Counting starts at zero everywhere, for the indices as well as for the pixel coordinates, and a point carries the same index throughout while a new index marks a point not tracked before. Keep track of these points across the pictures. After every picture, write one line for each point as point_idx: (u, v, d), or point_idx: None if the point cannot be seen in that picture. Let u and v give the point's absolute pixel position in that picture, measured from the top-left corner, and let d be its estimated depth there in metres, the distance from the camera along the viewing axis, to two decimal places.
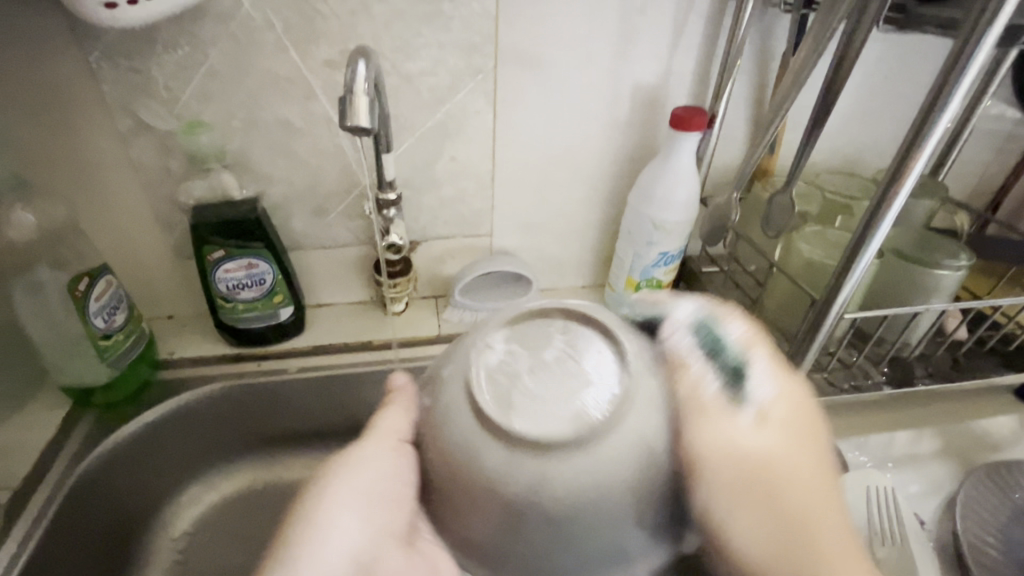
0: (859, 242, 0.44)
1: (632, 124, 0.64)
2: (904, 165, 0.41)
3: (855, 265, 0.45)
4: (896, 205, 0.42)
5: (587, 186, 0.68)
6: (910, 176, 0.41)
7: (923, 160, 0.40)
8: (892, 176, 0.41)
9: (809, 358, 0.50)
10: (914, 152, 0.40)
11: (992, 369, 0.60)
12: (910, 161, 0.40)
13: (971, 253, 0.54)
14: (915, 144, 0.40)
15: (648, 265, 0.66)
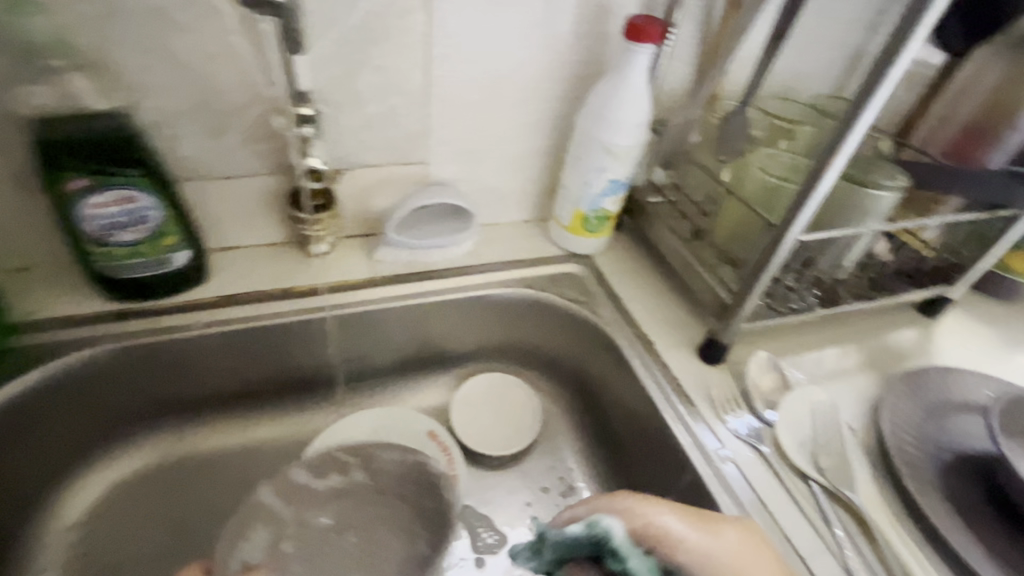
0: (823, 163, 0.42)
1: (583, 36, 0.57)
2: (878, 76, 0.38)
3: (817, 188, 0.43)
4: (867, 118, 0.40)
5: (531, 108, 0.62)
6: (884, 87, 0.38)
7: (902, 64, 0.37)
8: (867, 85, 0.39)
9: (763, 283, 0.50)
10: (889, 64, 0.38)
11: (903, 287, 0.65)
12: (887, 66, 0.38)
13: (907, 174, 0.55)
14: (891, 54, 0.38)
15: (597, 195, 0.62)
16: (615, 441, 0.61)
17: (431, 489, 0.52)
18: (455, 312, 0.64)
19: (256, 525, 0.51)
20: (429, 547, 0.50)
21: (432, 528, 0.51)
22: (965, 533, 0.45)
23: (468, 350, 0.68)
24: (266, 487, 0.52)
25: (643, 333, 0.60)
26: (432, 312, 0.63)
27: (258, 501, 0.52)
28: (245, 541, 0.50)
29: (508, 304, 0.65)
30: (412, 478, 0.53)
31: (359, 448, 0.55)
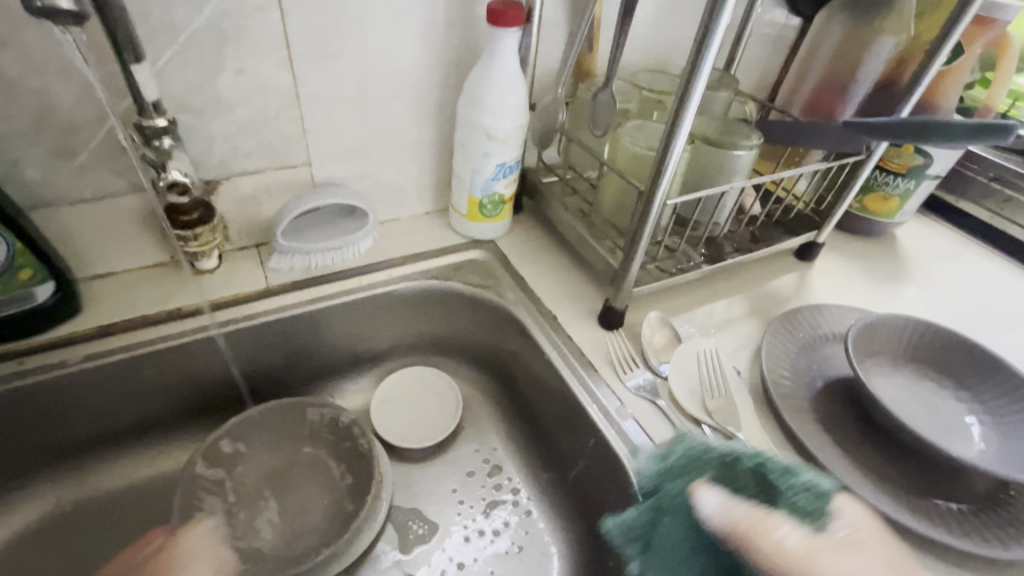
0: (672, 129, 0.45)
1: (451, 24, 0.57)
2: (703, 42, 0.41)
3: (671, 152, 0.46)
4: (700, 84, 0.43)
5: (412, 100, 0.61)
6: (707, 56, 0.41)
7: (721, 31, 0.40)
8: (696, 52, 0.42)
9: (642, 247, 0.53)
10: (710, 32, 0.40)
11: (778, 237, 0.71)
12: (709, 35, 0.40)
13: (761, 133, 0.59)
14: (709, 22, 0.40)
15: (487, 179, 0.63)
16: (533, 415, 0.63)
17: (354, 452, 0.59)
18: (362, 313, 0.64)
19: (199, 496, 0.55)
20: (344, 511, 0.57)
21: (352, 495, 0.57)
22: (836, 451, 0.50)
23: (383, 348, 0.68)
24: (197, 458, 0.55)
25: (547, 309, 0.62)
26: (337, 315, 0.62)
27: (195, 475, 0.55)
28: (199, 511, 0.54)
29: (416, 297, 0.65)
30: (335, 432, 0.60)
31: (256, 423, 0.59)
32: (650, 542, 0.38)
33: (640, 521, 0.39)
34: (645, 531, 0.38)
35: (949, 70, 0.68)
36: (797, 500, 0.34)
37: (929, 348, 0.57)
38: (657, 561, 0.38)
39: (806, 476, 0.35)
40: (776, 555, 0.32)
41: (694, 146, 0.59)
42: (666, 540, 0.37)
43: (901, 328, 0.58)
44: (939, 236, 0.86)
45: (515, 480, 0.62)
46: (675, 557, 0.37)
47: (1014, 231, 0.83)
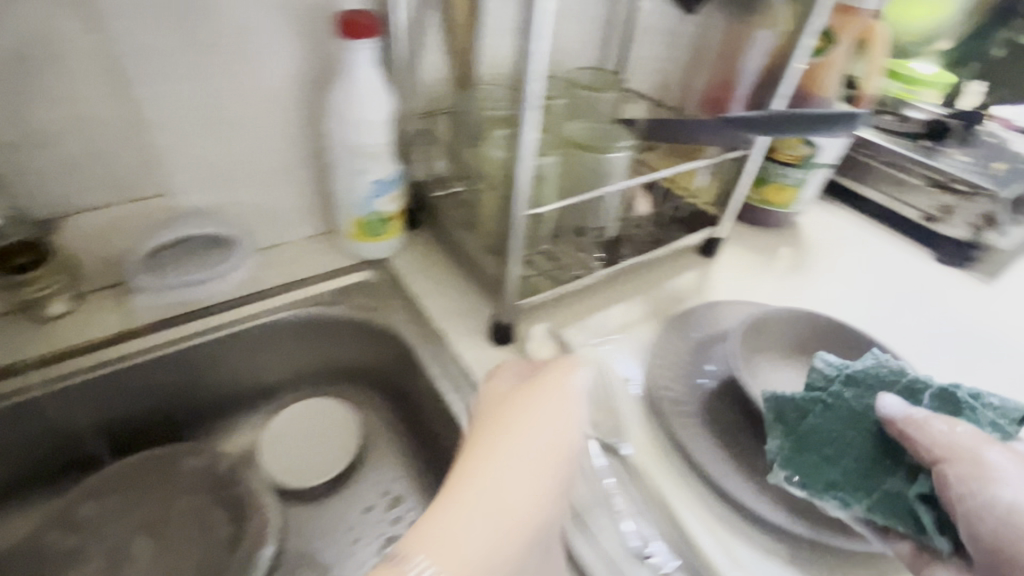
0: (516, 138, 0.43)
1: (303, 40, 0.54)
2: (527, 47, 0.39)
3: (522, 162, 0.44)
4: (534, 90, 0.41)
5: (274, 121, 0.58)
6: (534, 65, 0.39)
7: (542, 34, 0.38)
8: (523, 57, 0.40)
9: (515, 260, 0.51)
10: (531, 36, 0.38)
11: (676, 235, 0.71)
12: (531, 40, 0.38)
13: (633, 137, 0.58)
14: (528, 26, 0.38)
15: (365, 198, 0.60)
16: (430, 440, 0.60)
17: (228, 499, 0.57)
18: (249, 347, 0.60)
19: None
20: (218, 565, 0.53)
21: (228, 545, 0.54)
22: (720, 455, 0.49)
23: (273, 382, 0.64)
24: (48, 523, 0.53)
25: (435, 329, 0.59)
26: (217, 351, 0.58)
27: (45, 540, 0.53)
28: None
29: (299, 327, 0.62)
30: (207, 480, 0.58)
31: (119, 481, 0.56)
32: (801, 428, 0.44)
33: (805, 404, 0.45)
34: (801, 416, 0.45)
35: (822, 62, 0.70)
36: (999, 419, 0.41)
37: (810, 340, 0.57)
38: (799, 441, 0.44)
39: (988, 399, 0.42)
40: (950, 442, 0.37)
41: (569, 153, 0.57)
42: (815, 428, 0.44)
43: (783, 324, 0.57)
44: (841, 222, 0.88)
45: (414, 511, 0.59)
46: (830, 437, 0.42)
47: (909, 212, 0.84)
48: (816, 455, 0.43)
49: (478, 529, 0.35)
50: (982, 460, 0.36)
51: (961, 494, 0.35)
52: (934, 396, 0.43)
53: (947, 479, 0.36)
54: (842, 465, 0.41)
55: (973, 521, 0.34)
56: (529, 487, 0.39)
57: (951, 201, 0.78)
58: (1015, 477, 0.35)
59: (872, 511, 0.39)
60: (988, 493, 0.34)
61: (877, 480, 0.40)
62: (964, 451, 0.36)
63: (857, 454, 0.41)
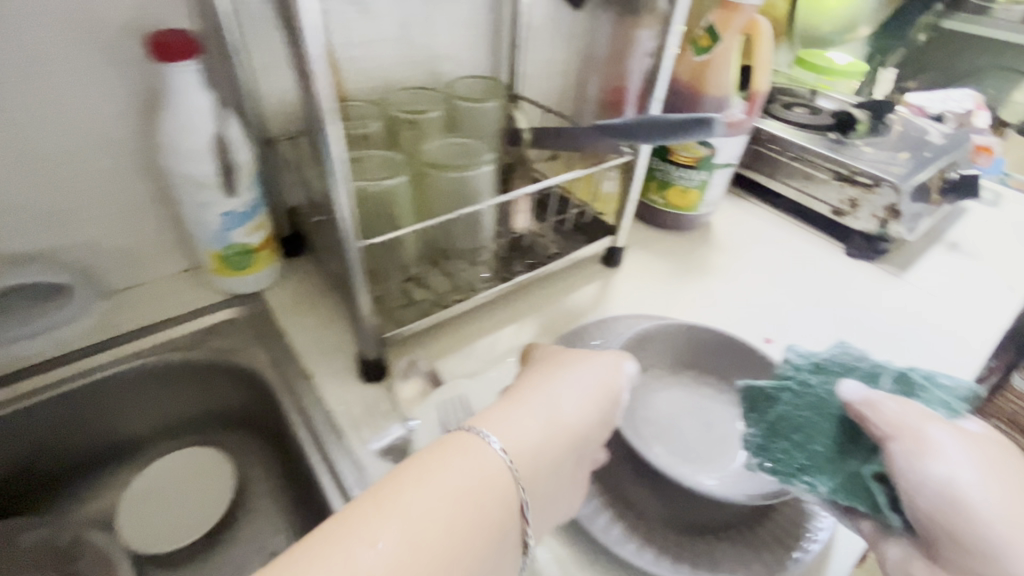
0: (325, 164, 0.39)
1: (121, 63, 0.49)
2: (306, 65, 0.34)
3: (338, 190, 0.40)
4: (329, 111, 0.36)
5: (104, 155, 0.52)
6: (319, 85, 0.35)
7: (318, 47, 0.34)
8: (305, 77, 0.35)
9: (364, 292, 0.47)
10: (306, 52, 0.34)
11: (573, 246, 0.68)
12: (308, 57, 0.34)
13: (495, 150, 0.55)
14: (298, 41, 0.33)
15: (219, 231, 0.55)
16: (302, 489, 0.55)
17: None
18: (108, 396, 0.55)
19: None
20: None
21: None
22: (593, 491, 0.45)
23: (137, 436, 0.59)
24: None
25: (301, 368, 0.55)
26: (62, 406, 0.53)
27: None
28: None
29: (156, 375, 0.57)
30: None
31: None
32: (771, 417, 0.41)
33: (777, 392, 0.41)
34: (772, 408, 0.41)
35: (709, 61, 0.68)
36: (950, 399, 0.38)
37: (693, 357, 0.55)
38: (769, 430, 0.41)
39: (943, 384, 0.39)
40: (894, 419, 0.34)
41: (421, 174, 0.54)
42: (784, 415, 0.40)
43: (665, 342, 0.54)
44: (755, 220, 0.86)
45: None
46: (800, 423, 0.39)
47: (819, 207, 0.82)
48: (783, 443, 0.40)
49: (537, 430, 0.38)
50: (925, 436, 0.32)
51: (903, 469, 0.32)
52: (894, 385, 0.40)
53: (893, 456, 0.33)
54: (809, 450, 0.38)
55: (914, 493, 0.31)
56: (577, 415, 0.40)
57: (855, 194, 0.77)
58: (961, 453, 0.31)
59: (834, 494, 0.36)
60: (931, 472, 0.31)
61: (842, 463, 0.37)
62: (911, 426, 0.33)
63: (824, 440, 0.38)
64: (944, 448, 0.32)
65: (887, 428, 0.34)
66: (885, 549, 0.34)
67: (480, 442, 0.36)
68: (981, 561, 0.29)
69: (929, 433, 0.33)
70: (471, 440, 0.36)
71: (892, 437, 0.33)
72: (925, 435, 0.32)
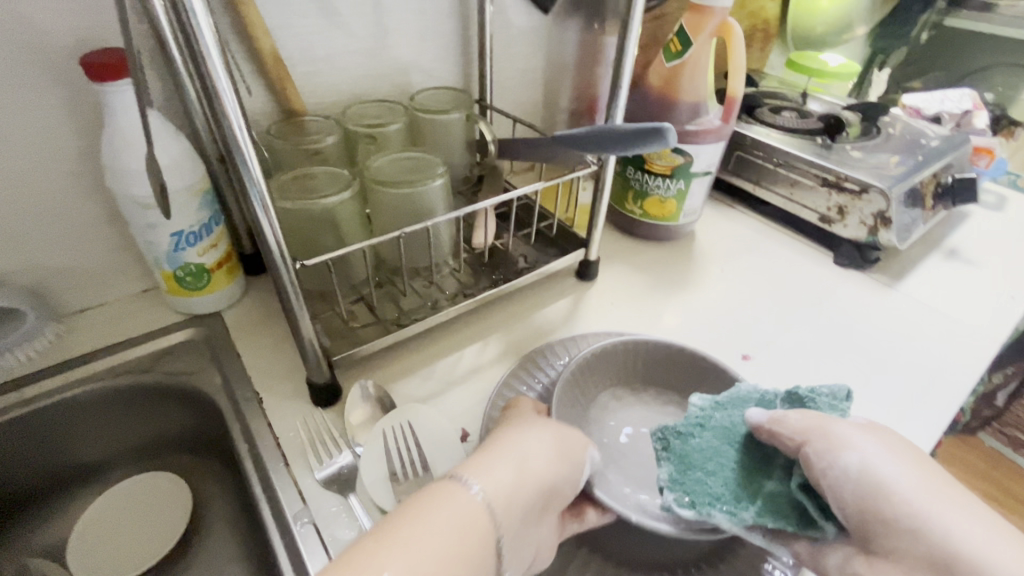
0: (247, 185, 0.37)
1: (60, 83, 0.48)
2: (210, 80, 0.33)
3: (262, 210, 0.39)
4: (239, 128, 0.35)
5: (48, 177, 0.51)
6: (225, 103, 0.34)
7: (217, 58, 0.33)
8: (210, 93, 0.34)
9: (304, 316, 0.45)
10: (208, 68, 0.33)
11: (543, 260, 0.65)
12: (213, 73, 0.33)
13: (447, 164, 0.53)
14: (201, 56, 0.32)
15: (170, 252, 0.54)
16: (254, 519, 0.53)
17: None
18: (76, 421, 0.55)
19: None
20: None
21: None
22: None
23: (89, 462, 0.58)
24: None
25: (253, 393, 0.53)
26: (21, 428, 0.52)
27: None
28: None
29: (107, 400, 0.55)
30: None
31: None
32: (682, 451, 0.41)
33: (686, 426, 0.42)
34: (685, 442, 0.41)
35: (686, 62, 0.65)
36: (824, 401, 0.40)
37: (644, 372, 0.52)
38: (682, 463, 0.41)
39: (822, 387, 0.41)
40: (797, 428, 0.37)
41: (370, 191, 0.52)
42: (697, 448, 0.41)
43: (623, 361, 0.51)
44: (741, 229, 0.83)
45: None
46: (713, 454, 0.40)
47: (806, 215, 0.78)
48: (698, 473, 0.40)
49: (510, 475, 0.36)
50: (829, 432, 0.35)
51: (823, 468, 0.34)
52: (783, 401, 0.42)
53: (806, 458, 0.35)
54: (722, 478, 0.39)
55: (835, 488, 0.33)
56: (542, 469, 0.37)
57: (843, 201, 0.73)
58: (867, 444, 0.34)
59: (763, 513, 0.37)
60: (843, 464, 0.33)
61: (756, 488, 0.38)
62: (815, 428, 0.36)
63: (734, 469, 0.39)
64: (848, 439, 0.34)
65: (794, 437, 0.37)
66: (824, 560, 0.35)
67: (462, 489, 0.33)
68: (915, 540, 0.30)
69: (831, 433, 0.35)
70: (450, 487, 0.33)
71: (804, 440, 0.36)
72: (829, 431, 0.35)
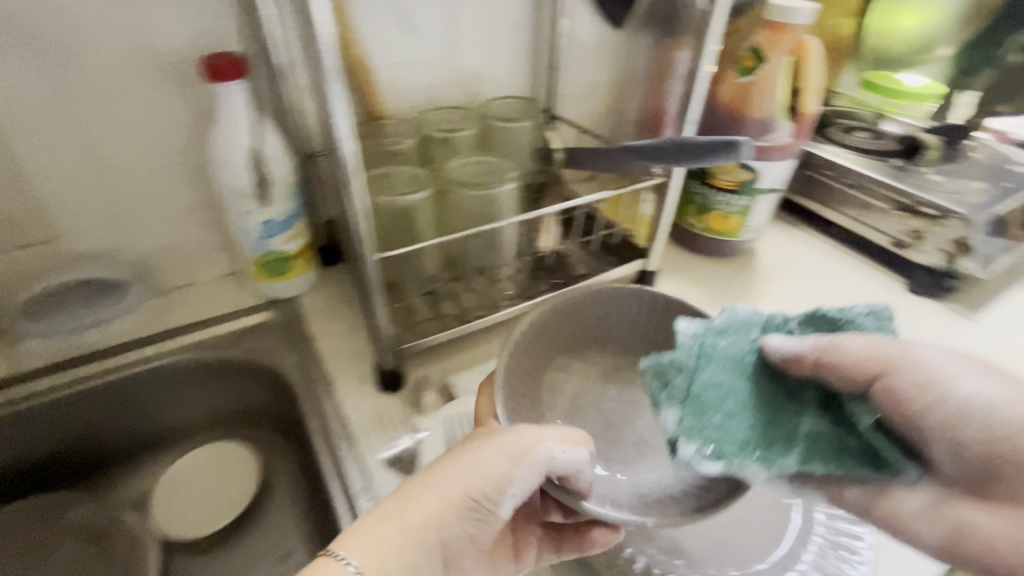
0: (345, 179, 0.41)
1: (181, 82, 0.53)
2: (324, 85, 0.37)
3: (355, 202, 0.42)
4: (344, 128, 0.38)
5: (163, 165, 0.57)
6: (333, 103, 0.37)
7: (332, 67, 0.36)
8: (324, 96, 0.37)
9: (381, 305, 0.48)
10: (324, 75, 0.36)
11: (602, 267, 0.66)
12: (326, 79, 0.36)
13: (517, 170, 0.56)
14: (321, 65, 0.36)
15: (259, 239, 0.59)
16: (317, 494, 0.56)
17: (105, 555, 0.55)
18: (86, 405, 0.57)
19: None
20: None
21: None
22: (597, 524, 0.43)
23: (173, 426, 0.63)
24: None
25: (324, 375, 0.57)
26: (89, 399, 0.57)
27: None
28: None
29: (194, 370, 0.60)
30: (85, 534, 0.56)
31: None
32: (688, 389, 0.33)
33: (688, 358, 0.34)
34: (687, 377, 0.34)
35: (758, 79, 0.65)
36: (860, 324, 0.36)
37: (646, 346, 0.49)
38: (693, 402, 0.33)
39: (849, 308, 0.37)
40: (859, 357, 0.32)
41: (445, 192, 0.55)
42: (709, 383, 0.34)
43: (619, 329, 0.49)
44: (805, 249, 0.81)
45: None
46: (732, 392, 0.34)
47: (877, 238, 0.76)
48: (717, 416, 0.33)
49: (409, 529, 0.34)
50: (916, 363, 0.31)
51: (920, 409, 0.30)
52: (803, 323, 0.37)
53: (894, 398, 0.31)
54: (751, 422, 0.33)
55: (946, 434, 0.30)
56: (437, 516, 0.35)
57: (919, 226, 0.70)
58: (963, 376, 0.31)
59: (808, 460, 0.32)
60: (959, 411, 0.30)
61: (792, 429, 0.33)
62: (893, 355, 0.32)
63: (761, 409, 0.34)
64: (941, 371, 0.31)
65: (861, 367, 0.32)
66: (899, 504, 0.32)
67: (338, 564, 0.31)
68: None
69: (909, 362, 0.31)
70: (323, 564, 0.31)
71: (885, 374, 0.31)
72: (915, 361, 0.31)
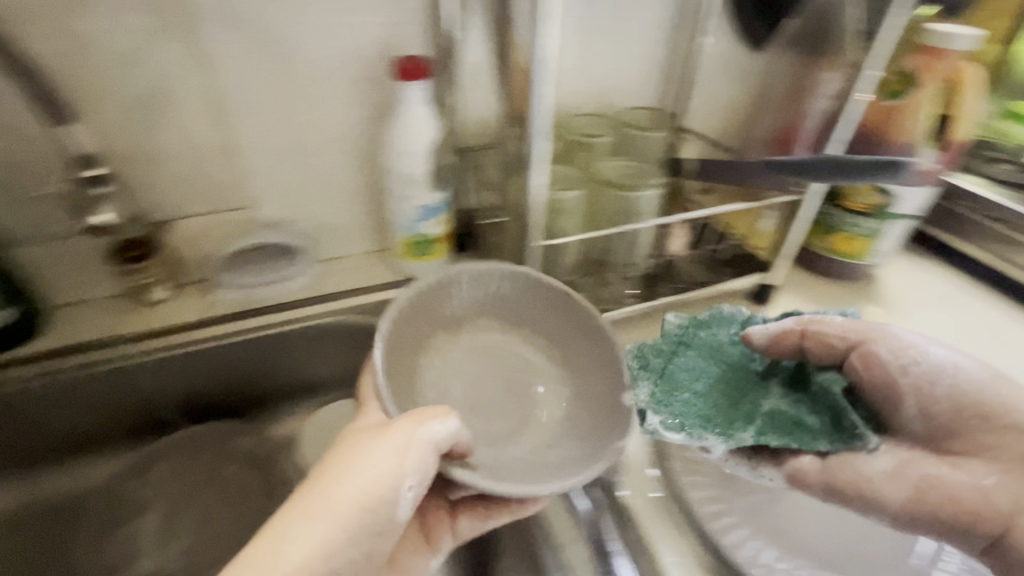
0: None
1: (371, 80, 0.62)
2: None
3: None
4: None
5: (342, 150, 0.66)
6: None
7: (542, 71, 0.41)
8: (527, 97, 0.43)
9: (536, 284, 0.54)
10: None
11: (723, 276, 0.68)
12: None
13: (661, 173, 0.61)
14: None
15: (412, 221, 0.66)
16: None
17: None
18: (201, 362, 0.64)
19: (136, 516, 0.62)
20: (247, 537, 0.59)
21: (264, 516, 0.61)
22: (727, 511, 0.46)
23: (320, 379, 0.71)
24: (122, 475, 0.65)
25: None
26: (249, 347, 0.66)
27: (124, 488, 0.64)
28: (129, 528, 0.61)
29: (346, 331, 0.69)
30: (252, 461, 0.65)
31: (183, 447, 0.66)
32: (663, 367, 0.50)
33: (667, 345, 0.51)
34: (660, 358, 0.51)
35: (906, 105, 0.64)
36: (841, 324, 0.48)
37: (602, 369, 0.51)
38: (660, 376, 0.49)
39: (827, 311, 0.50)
40: (828, 335, 0.46)
41: (591, 191, 0.60)
42: (679, 366, 0.49)
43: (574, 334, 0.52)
44: (933, 279, 0.78)
45: None
46: (699, 373, 0.49)
47: None
48: (687, 393, 0.48)
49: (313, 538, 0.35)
50: (886, 340, 0.44)
51: (891, 372, 0.43)
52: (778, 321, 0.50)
53: (861, 363, 0.44)
54: (711, 401, 0.47)
55: (922, 392, 0.43)
56: (343, 520, 0.36)
57: None
58: (928, 352, 0.44)
59: (763, 432, 0.44)
60: (929, 377, 0.43)
61: (755, 412, 0.46)
62: (865, 336, 0.45)
63: (724, 391, 0.48)
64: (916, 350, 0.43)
65: (826, 342, 0.45)
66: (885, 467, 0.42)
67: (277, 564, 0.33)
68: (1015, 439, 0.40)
69: (868, 340, 0.45)
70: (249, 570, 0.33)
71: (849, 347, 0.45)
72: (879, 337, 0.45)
